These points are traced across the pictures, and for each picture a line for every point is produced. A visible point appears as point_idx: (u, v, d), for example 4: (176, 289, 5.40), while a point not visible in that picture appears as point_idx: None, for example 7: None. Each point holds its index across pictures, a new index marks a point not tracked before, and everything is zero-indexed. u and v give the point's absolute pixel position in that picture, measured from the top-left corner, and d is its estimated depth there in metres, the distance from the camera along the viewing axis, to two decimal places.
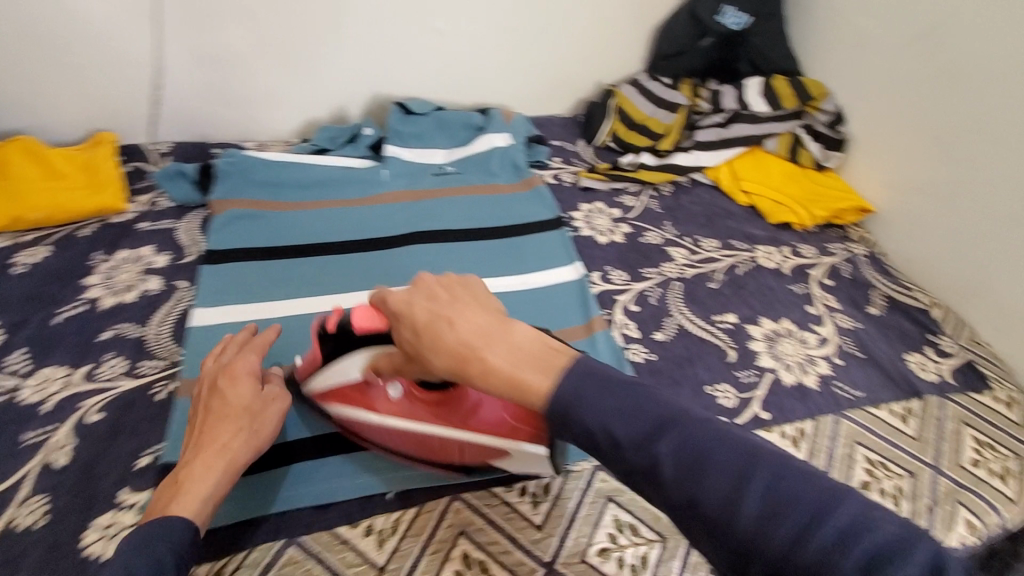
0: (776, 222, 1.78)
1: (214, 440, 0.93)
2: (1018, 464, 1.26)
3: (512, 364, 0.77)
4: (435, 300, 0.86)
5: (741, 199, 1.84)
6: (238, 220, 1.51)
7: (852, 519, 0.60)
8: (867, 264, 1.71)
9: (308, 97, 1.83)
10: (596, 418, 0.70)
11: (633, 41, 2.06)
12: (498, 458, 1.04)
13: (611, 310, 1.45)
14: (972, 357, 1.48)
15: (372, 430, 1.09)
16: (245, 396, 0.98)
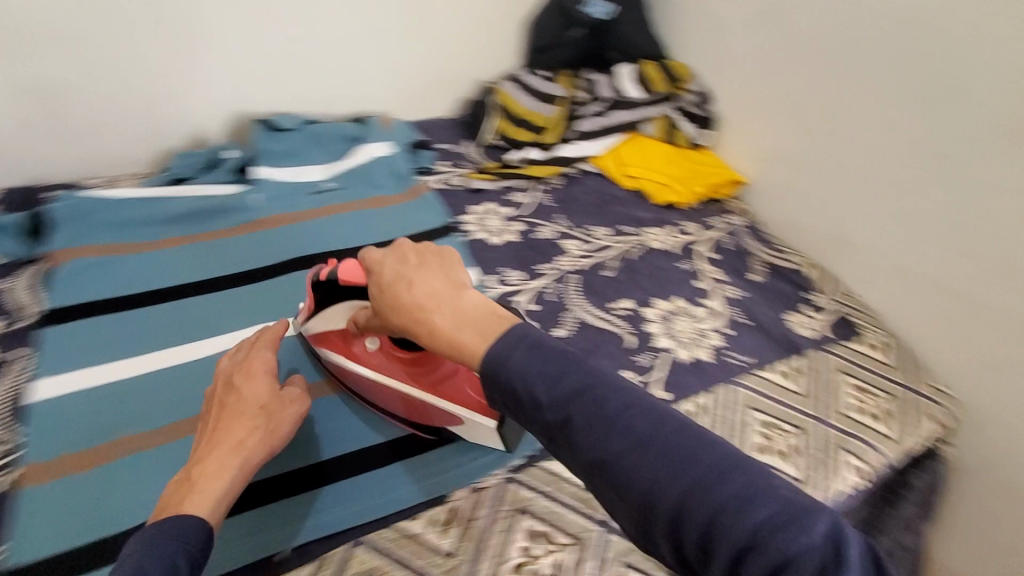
0: (661, 205, 1.81)
1: (220, 442, 0.95)
2: (893, 403, 1.37)
3: (453, 330, 0.90)
4: (405, 267, 1.00)
5: (628, 183, 1.84)
6: (86, 270, 1.34)
7: (750, 488, 0.69)
8: (748, 234, 1.77)
9: (159, 120, 1.67)
10: (524, 375, 0.80)
11: (502, 38, 2.07)
12: (453, 424, 1.14)
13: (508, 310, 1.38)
14: (846, 310, 1.57)
15: (356, 379, 1.20)
16: (262, 398, 1.02)
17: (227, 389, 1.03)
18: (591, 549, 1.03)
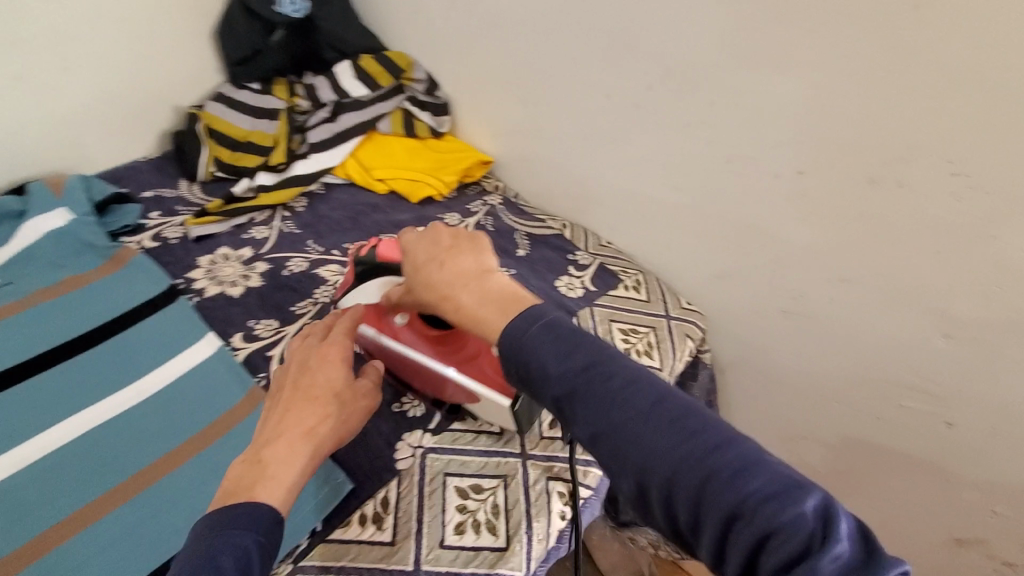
0: (400, 202, 1.01)
1: (284, 427, 0.48)
2: (686, 341, 0.86)
3: (478, 309, 0.49)
4: (434, 246, 0.55)
5: (374, 187, 1.02)
6: None
7: (779, 485, 0.35)
8: (676, 336, 0.86)
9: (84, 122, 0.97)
10: (539, 354, 0.44)
11: (485, 102, 1.02)
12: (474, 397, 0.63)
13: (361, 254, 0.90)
14: (694, 337, 0.87)
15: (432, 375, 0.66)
16: (338, 374, 0.53)
17: (299, 366, 0.53)
18: None
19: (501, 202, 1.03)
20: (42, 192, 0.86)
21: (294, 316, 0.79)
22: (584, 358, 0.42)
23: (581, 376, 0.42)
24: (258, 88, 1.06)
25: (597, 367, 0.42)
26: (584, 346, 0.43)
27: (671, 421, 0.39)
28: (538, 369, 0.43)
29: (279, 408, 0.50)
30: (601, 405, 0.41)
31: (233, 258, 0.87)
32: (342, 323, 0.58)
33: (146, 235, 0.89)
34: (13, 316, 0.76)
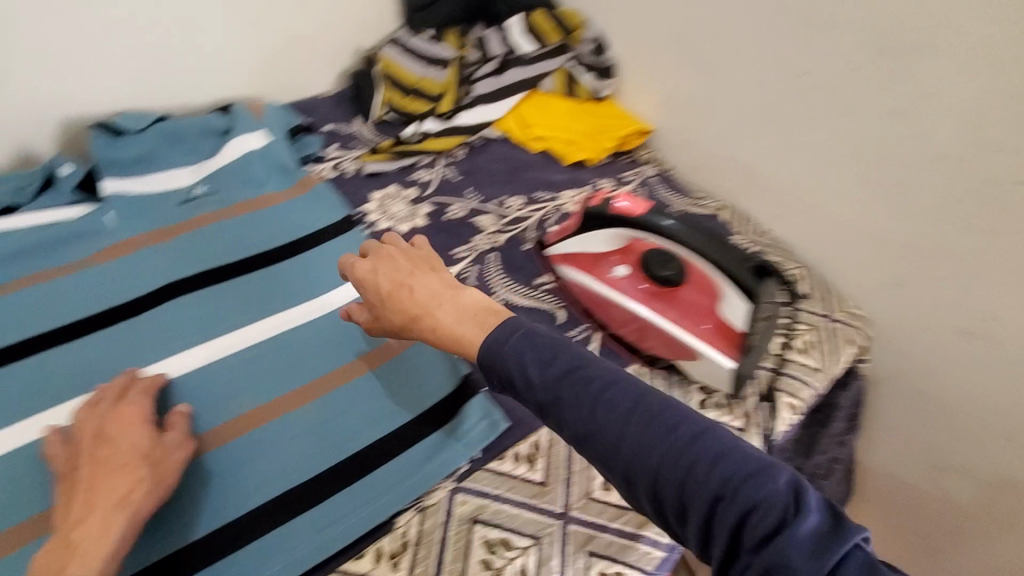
0: (557, 160, 1.01)
1: (95, 501, 0.49)
2: (847, 343, 0.80)
3: (455, 326, 0.53)
4: (395, 273, 0.60)
5: (531, 144, 1.02)
6: (146, 180, 0.86)
7: (752, 467, 0.40)
8: (839, 337, 0.80)
9: (277, 49, 1.03)
10: (517, 363, 0.47)
11: (656, 73, 1.00)
12: (687, 354, 0.68)
13: (516, 207, 0.92)
14: (857, 341, 0.81)
15: (648, 327, 0.71)
16: (143, 435, 0.55)
17: (93, 439, 0.55)
18: (548, 544, 0.56)
19: (655, 176, 1.02)
20: (244, 115, 0.94)
21: (455, 259, 0.83)
22: (565, 365, 0.46)
23: (566, 381, 0.46)
24: (432, 36, 1.08)
25: (579, 370, 0.46)
26: (564, 354, 0.47)
27: (655, 417, 0.43)
28: (524, 379, 0.47)
29: (80, 488, 0.51)
30: (585, 407, 0.44)
31: (401, 197, 0.92)
32: (141, 383, 0.61)
33: (327, 165, 0.97)
34: (217, 223, 0.83)
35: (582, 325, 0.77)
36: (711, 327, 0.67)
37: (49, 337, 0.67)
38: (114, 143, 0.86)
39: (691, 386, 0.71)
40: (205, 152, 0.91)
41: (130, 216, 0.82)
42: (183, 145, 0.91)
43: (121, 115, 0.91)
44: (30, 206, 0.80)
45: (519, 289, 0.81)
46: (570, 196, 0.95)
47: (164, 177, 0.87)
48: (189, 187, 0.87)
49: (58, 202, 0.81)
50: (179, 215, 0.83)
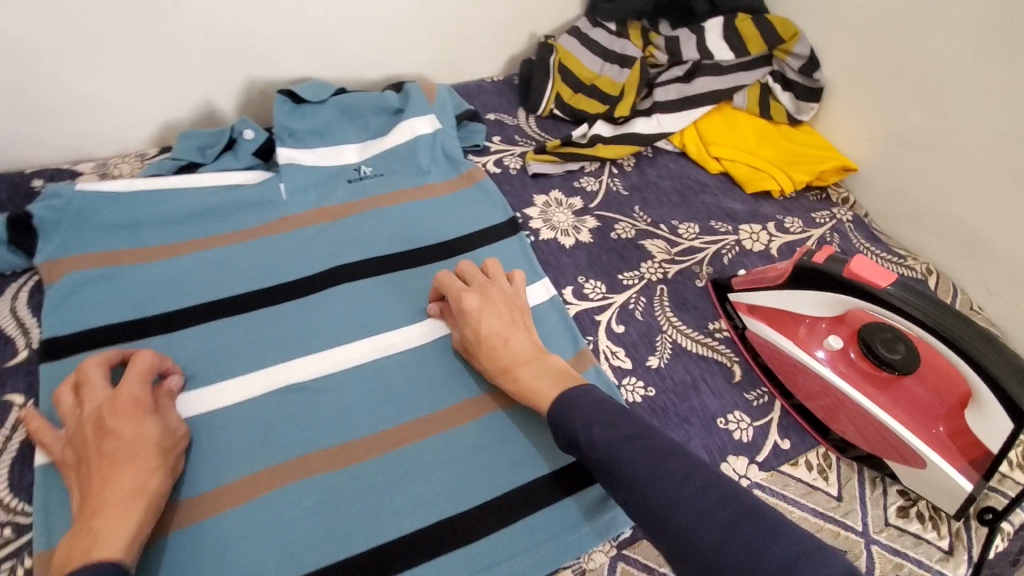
0: (740, 186, 0.90)
1: (110, 492, 0.48)
2: None
3: (538, 386, 0.57)
4: (494, 315, 0.62)
5: (710, 163, 0.92)
6: (317, 153, 0.85)
7: (798, 551, 0.40)
8: None
9: (454, 26, 0.98)
10: (586, 425, 0.52)
11: (880, 104, 0.86)
12: (908, 458, 0.57)
13: (690, 236, 0.83)
14: None
15: (854, 413, 0.61)
16: (152, 424, 0.52)
17: (96, 429, 0.51)
18: None
19: (850, 220, 0.88)
20: (418, 95, 0.90)
21: (622, 286, 0.77)
22: (624, 428, 0.50)
23: (624, 444, 0.49)
24: (614, 31, 0.98)
25: (639, 436, 0.50)
26: (623, 420, 0.51)
27: (706, 488, 0.45)
28: (585, 439, 0.51)
29: (92, 477, 0.49)
30: (641, 469, 0.47)
31: (566, 206, 0.86)
32: (140, 362, 0.56)
33: (490, 158, 0.91)
34: (383, 209, 0.80)
35: (759, 388, 0.68)
36: (946, 435, 0.57)
37: (224, 309, 0.68)
38: (295, 113, 0.85)
39: (889, 485, 0.61)
40: (376, 130, 0.89)
41: (301, 190, 0.81)
42: (356, 122, 0.89)
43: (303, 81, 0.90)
44: (211, 167, 0.81)
45: (690, 333, 0.72)
46: (751, 231, 0.84)
47: (335, 153, 0.86)
48: (357, 166, 0.85)
49: (235, 166, 0.82)
50: (348, 195, 0.81)
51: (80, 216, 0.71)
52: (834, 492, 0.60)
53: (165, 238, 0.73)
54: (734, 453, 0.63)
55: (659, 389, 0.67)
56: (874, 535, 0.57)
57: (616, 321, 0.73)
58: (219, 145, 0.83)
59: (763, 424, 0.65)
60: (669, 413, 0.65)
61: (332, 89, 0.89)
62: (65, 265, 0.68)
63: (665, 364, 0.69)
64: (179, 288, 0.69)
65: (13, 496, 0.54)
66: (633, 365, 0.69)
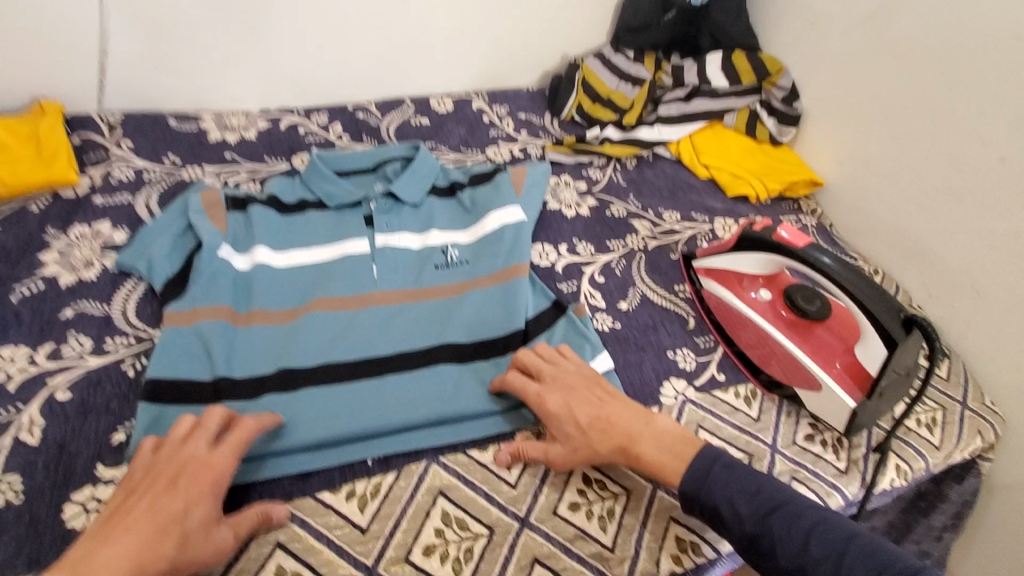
0: (723, 190, 1.07)
1: (110, 566, 0.46)
2: (971, 437, 0.79)
3: (660, 455, 0.61)
4: (585, 401, 0.64)
5: (699, 169, 1.09)
6: (409, 222, 0.85)
7: None
8: (968, 432, 0.79)
9: (503, 41, 1.18)
10: (727, 496, 0.57)
11: (847, 133, 1.03)
12: (810, 384, 0.73)
13: (672, 221, 1.00)
14: (982, 440, 0.80)
15: (776, 352, 0.76)
16: (207, 511, 0.51)
17: (169, 482, 0.52)
18: (639, 497, 0.65)
19: (814, 226, 1.04)
20: (507, 185, 0.88)
21: (608, 250, 0.93)
22: (768, 502, 0.56)
23: (769, 516, 0.55)
24: (632, 57, 1.18)
25: (783, 509, 0.55)
26: (764, 492, 0.57)
27: (866, 555, 0.51)
28: (729, 511, 0.56)
29: (118, 532, 0.48)
30: (794, 540, 0.53)
31: (573, 187, 1.04)
32: (241, 435, 0.57)
33: (517, 145, 1.10)
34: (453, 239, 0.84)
35: (707, 336, 0.84)
36: (840, 369, 0.72)
37: (316, 305, 0.74)
38: (387, 199, 0.86)
39: (800, 417, 0.76)
40: (467, 214, 0.87)
41: (387, 271, 0.79)
42: (447, 203, 0.89)
43: (394, 158, 0.92)
44: (313, 224, 0.83)
45: (658, 289, 0.88)
46: (725, 224, 1.01)
47: (424, 235, 0.84)
48: (445, 248, 0.82)
49: (332, 221, 0.84)
50: (435, 283, 0.79)
51: (213, 272, 0.74)
52: (753, 414, 0.75)
53: (276, 303, 0.74)
54: (677, 376, 0.78)
55: (624, 324, 0.83)
56: (780, 447, 0.72)
57: (598, 273, 0.89)
58: (324, 208, 0.85)
59: (704, 359, 0.80)
60: (629, 341, 0.81)
61: (422, 174, 0.88)
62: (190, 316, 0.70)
63: (633, 308, 0.85)
64: (279, 356, 0.69)
65: (135, 318, 0.72)
66: (606, 305, 0.85)
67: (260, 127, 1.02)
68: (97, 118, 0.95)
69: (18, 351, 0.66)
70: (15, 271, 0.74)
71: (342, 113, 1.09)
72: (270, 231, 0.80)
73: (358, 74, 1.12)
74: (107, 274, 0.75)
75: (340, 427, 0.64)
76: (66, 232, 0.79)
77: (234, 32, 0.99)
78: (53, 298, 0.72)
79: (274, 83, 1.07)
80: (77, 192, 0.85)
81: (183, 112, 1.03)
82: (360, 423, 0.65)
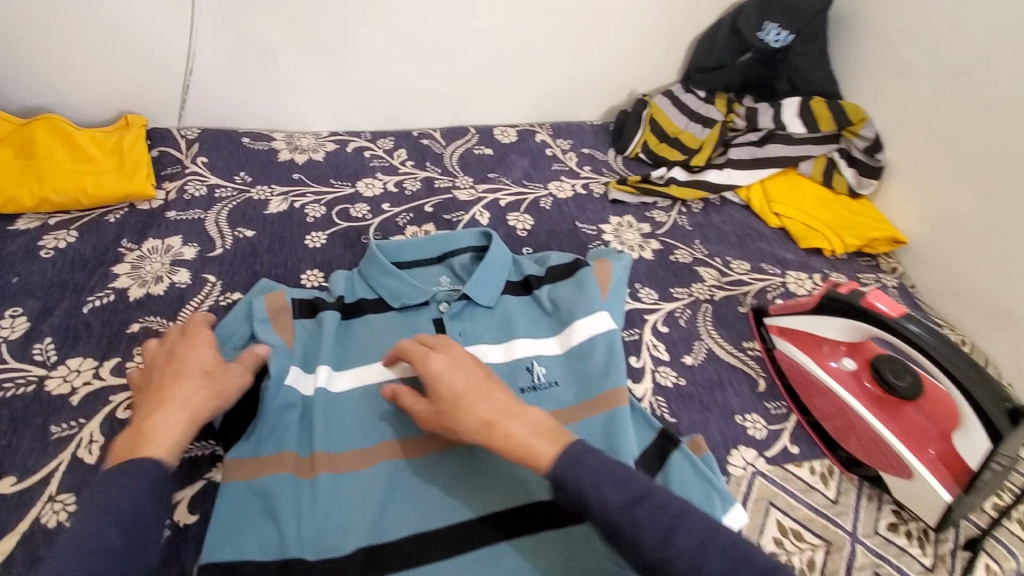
0: (797, 241, 1.02)
1: (164, 403, 0.58)
2: None
3: (532, 440, 0.55)
4: (469, 375, 0.60)
5: (769, 217, 1.05)
6: (487, 324, 0.79)
7: None
8: None
9: (570, 74, 1.17)
10: (596, 484, 0.51)
11: (935, 189, 0.97)
12: (896, 469, 0.68)
13: (740, 271, 0.95)
14: None
15: (862, 432, 0.71)
16: (203, 352, 0.63)
17: (166, 356, 0.63)
18: None
19: (894, 286, 0.97)
20: (591, 284, 0.82)
21: (672, 298, 0.89)
22: (636, 489, 0.50)
23: (632, 505, 0.50)
24: (703, 97, 1.15)
25: (649, 499, 0.50)
26: (634, 481, 0.51)
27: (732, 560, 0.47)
28: (595, 500, 0.50)
29: (158, 390, 0.59)
30: (658, 532, 0.48)
31: (636, 228, 1.01)
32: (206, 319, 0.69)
33: (580, 182, 1.08)
34: (535, 349, 0.77)
35: (779, 401, 0.78)
36: (933, 455, 0.67)
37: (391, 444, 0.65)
38: (461, 301, 0.81)
39: (883, 503, 0.70)
40: (549, 319, 0.81)
41: None
42: (522, 304, 0.83)
43: (461, 249, 0.86)
44: (383, 330, 0.76)
45: (726, 346, 0.84)
46: (798, 278, 0.95)
47: (504, 347, 0.77)
48: (530, 365, 0.75)
49: (405, 325, 0.77)
50: None
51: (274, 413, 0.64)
52: (830, 495, 0.70)
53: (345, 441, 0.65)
54: (746, 444, 0.73)
55: (689, 381, 0.78)
56: (860, 535, 0.66)
57: (661, 322, 0.85)
58: (387, 309, 0.78)
59: (776, 428, 0.75)
60: (694, 400, 0.76)
61: (496, 271, 0.83)
62: (254, 468, 0.61)
63: (698, 364, 0.81)
64: (344, 484, 0.61)
65: None
66: (669, 359, 0.81)
67: (328, 149, 1.03)
68: (176, 133, 0.98)
69: (85, 363, 0.67)
70: (88, 281, 0.76)
71: (407, 139, 1.09)
72: (334, 350, 0.72)
73: (426, 101, 1.13)
74: (174, 291, 0.76)
75: (416, 511, 0.60)
76: (139, 245, 0.81)
77: (312, 57, 1.01)
78: (122, 311, 0.73)
79: (345, 107, 1.09)
80: (152, 205, 0.87)
81: (256, 131, 1.05)
82: (427, 516, 0.60)
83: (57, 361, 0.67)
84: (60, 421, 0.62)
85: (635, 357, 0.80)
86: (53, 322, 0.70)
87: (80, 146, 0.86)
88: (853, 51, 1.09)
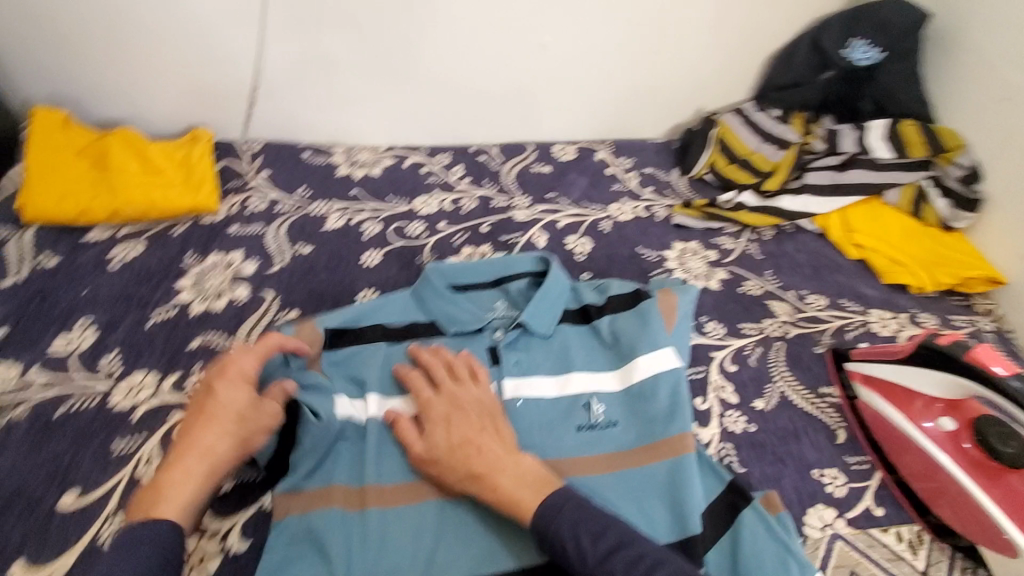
0: (878, 275, 0.94)
1: (189, 448, 0.56)
2: None
3: (515, 492, 0.56)
4: (465, 424, 0.62)
5: (848, 248, 0.97)
6: (544, 355, 0.76)
7: None
8: None
9: (635, 91, 1.13)
10: (573, 533, 0.52)
11: None
12: (998, 544, 0.60)
13: (816, 307, 0.88)
14: None
15: (957, 499, 0.63)
16: (237, 391, 0.60)
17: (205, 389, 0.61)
18: None
19: (991, 331, 0.88)
20: (656, 318, 0.76)
21: (741, 334, 0.83)
22: (613, 538, 0.51)
23: (611, 556, 0.50)
24: (777, 117, 1.08)
25: (628, 547, 0.51)
26: (611, 529, 0.52)
27: None
28: (572, 551, 0.51)
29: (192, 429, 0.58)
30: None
31: (702, 256, 0.95)
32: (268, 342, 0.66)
33: (642, 204, 1.03)
34: (593, 385, 0.73)
35: (861, 456, 0.71)
36: None
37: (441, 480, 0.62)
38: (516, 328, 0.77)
39: None
40: (609, 353, 0.76)
41: (524, 431, 0.68)
42: (581, 335, 0.79)
43: (519, 274, 0.83)
44: None
45: (801, 390, 0.77)
46: (881, 317, 0.87)
47: (560, 380, 0.73)
48: (588, 402, 0.71)
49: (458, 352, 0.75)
50: (575, 453, 0.67)
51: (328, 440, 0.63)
52: (921, 568, 0.62)
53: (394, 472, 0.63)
54: (824, 503, 0.67)
55: (760, 428, 0.72)
56: None
57: (729, 361, 0.80)
58: (442, 334, 0.76)
59: (858, 486, 0.68)
60: (766, 451, 0.70)
61: (554, 299, 0.79)
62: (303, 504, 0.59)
63: (770, 410, 0.74)
64: (392, 520, 0.59)
65: None
66: (738, 402, 0.75)
67: (386, 164, 1.02)
68: (240, 147, 0.99)
69: (147, 378, 0.68)
70: (153, 294, 0.77)
71: (465, 155, 1.07)
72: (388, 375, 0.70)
73: (486, 117, 1.11)
74: (234, 307, 0.77)
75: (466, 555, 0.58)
76: (202, 259, 0.82)
77: (376, 72, 1.00)
78: (184, 326, 0.74)
79: (404, 121, 1.08)
80: (216, 219, 0.88)
81: (317, 145, 1.05)
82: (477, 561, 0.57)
83: (121, 374, 0.68)
84: (122, 436, 0.62)
85: (701, 399, 0.75)
86: (119, 335, 0.72)
87: (152, 160, 0.88)
88: (951, 71, 1.00)
